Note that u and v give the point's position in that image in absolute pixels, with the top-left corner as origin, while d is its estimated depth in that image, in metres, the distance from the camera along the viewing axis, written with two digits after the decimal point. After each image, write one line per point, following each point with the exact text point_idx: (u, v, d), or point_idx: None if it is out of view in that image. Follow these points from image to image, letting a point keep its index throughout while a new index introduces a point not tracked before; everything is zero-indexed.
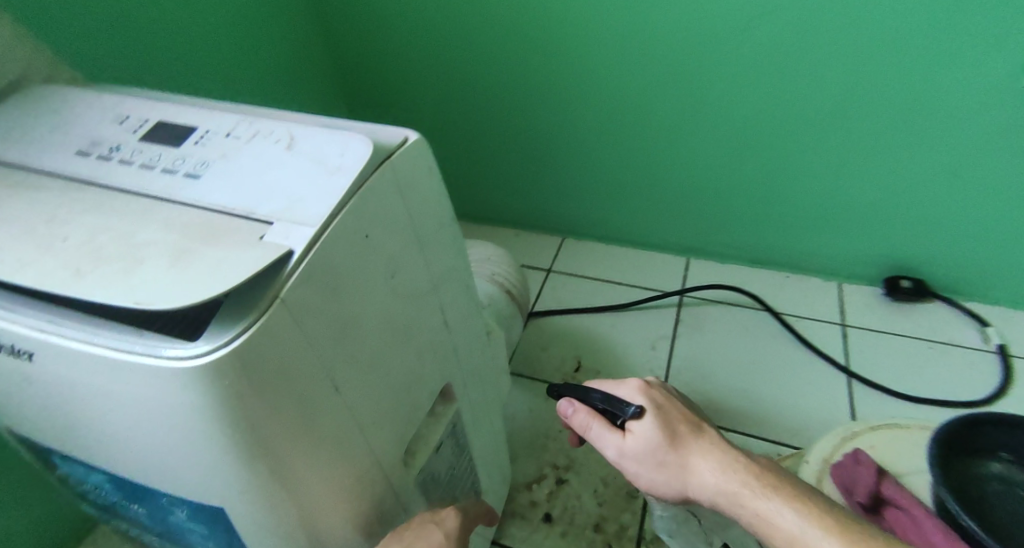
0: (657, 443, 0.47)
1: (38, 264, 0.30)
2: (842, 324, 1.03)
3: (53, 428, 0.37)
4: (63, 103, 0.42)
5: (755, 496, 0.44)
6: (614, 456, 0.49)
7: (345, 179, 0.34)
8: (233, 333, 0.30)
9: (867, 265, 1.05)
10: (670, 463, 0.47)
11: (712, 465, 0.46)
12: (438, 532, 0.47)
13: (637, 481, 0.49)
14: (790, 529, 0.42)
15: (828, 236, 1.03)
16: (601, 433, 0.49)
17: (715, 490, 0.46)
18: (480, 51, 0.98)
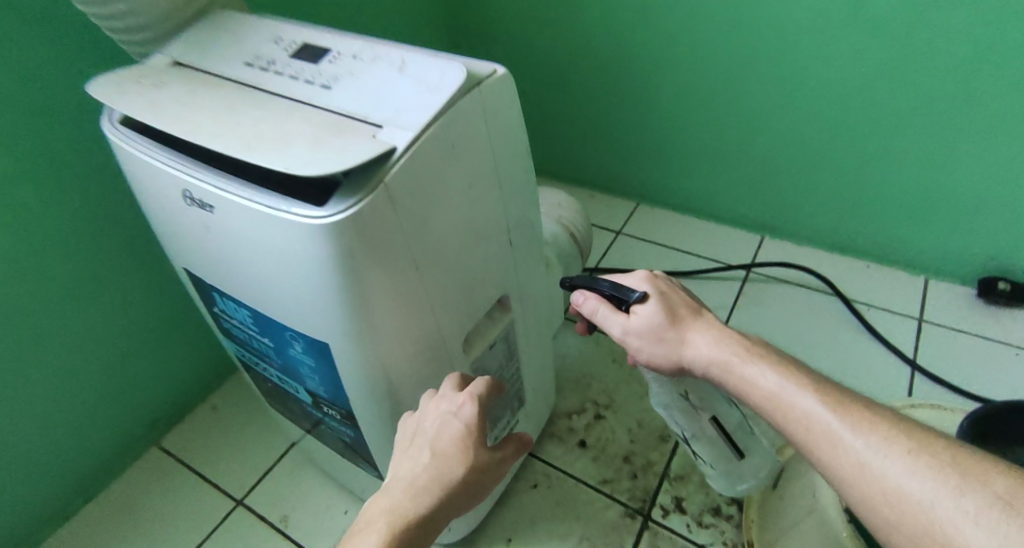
0: (658, 320, 0.51)
1: (220, 137, 0.41)
2: (919, 319, 1.03)
3: (218, 267, 0.50)
4: (234, 25, 0.54)
5: (744, 362, 0.47)
6: (618, 336, 0.53)
7: (441, 97, 0.43)
8: (349, 203, 0.40)
9: (957, 263, 1.04)
10: (669, 340, 0.51)
11: (708, 339, 0.50)
12: (456, 426, 0.47)
13: (640, 360, 0.53)
14: (775, 388, 0.45)
15: (912, 226, 1.03)
16: (607, 314, 0.53)
17: (709, 359, 0.49)
18: (580, 9, 1.06)
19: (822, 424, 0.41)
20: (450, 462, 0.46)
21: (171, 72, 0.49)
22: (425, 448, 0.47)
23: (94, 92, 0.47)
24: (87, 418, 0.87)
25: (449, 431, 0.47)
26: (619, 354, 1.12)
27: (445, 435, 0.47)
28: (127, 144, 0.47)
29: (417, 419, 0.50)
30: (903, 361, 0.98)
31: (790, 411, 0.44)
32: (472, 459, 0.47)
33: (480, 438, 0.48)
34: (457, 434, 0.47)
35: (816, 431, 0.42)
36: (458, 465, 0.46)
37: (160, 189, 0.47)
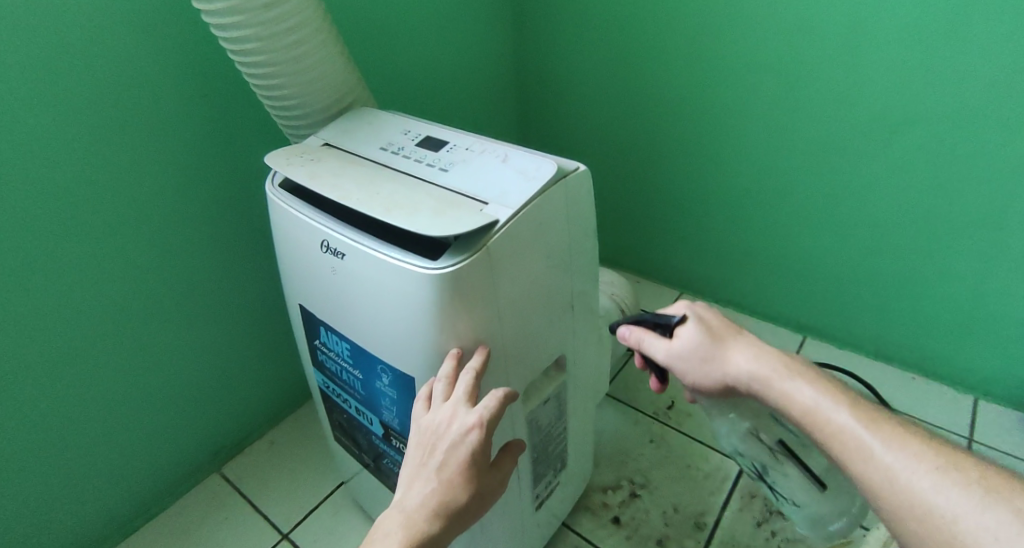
0: (698, 341, 0.57)
1: (364, 202, 0.53)
2: (969, 439, 1.05)
3: (333, 305, 0.61)
4: (374, 119, 0.72)
5: (779, 378, 0.52)
6: (664, 358, 0.59)
7: (536, 184, 0.54)
8: (457, 260, 0.50)
9: (1002, 383, 1.07)
10: (710, 358, 0.57)
11: (746, 356, 0.55)
12: (465, 450, 0.49)
13: (688, 380, 0.59)
14: (807, 399, 0.50)
15: (957, 342, 1.08)
16: (653, 340, 0.59)
17: (749, 375, 0.54)
18: (644, 121, 1.20)
19: (855, 435, 0.46)
20: (455, 487, 0.49)
21: (325, 151, 0.66)
22: (437, 465, 0.49)
23: (271, 163, 0.63)
24: (170, 436, 0.97)
25: (456, 456, 0.49)
26: (657, 436, 1.17)
27: (451, 458, 0.49)
28: (285, 203, 0.61)
29: (431, 426, 0.51)
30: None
31: (819, 416, 0.49)
32: (469, 487, 0.50)
33: (480, 464, 0.50)
34: (463, 459, 0.49)
35: (847, 443, 0.47)
36: (460, 493, 0.49)
37: (304, 238, 0.60)
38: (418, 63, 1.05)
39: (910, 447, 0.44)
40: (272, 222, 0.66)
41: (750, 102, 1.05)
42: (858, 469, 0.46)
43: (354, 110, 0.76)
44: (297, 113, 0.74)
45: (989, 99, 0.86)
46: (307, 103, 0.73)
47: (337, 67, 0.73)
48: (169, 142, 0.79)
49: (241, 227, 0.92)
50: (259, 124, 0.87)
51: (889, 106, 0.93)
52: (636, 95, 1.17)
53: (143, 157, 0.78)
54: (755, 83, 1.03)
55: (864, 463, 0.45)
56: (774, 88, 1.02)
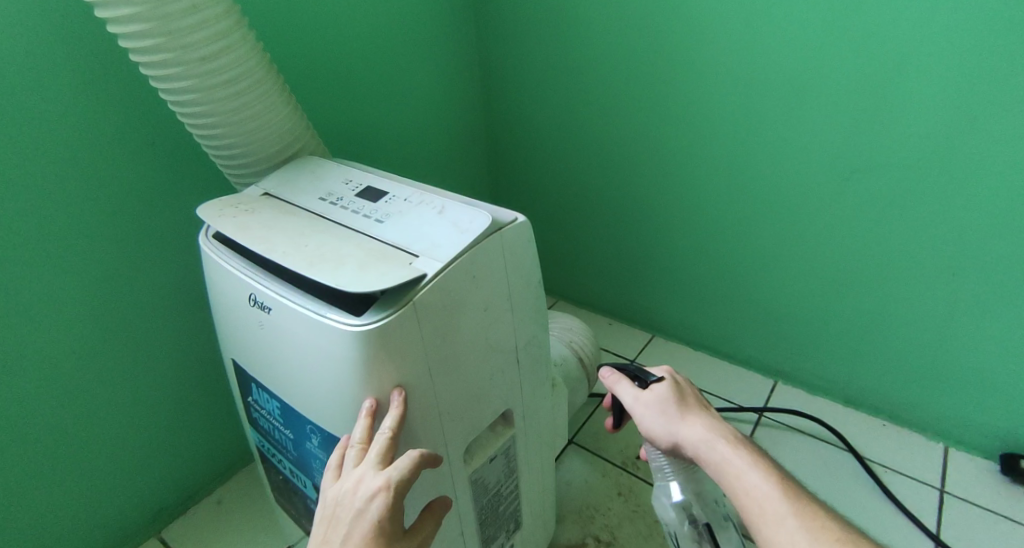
0: (667, 397, 0.62)
1: (289, 256, 0.51)
2: (941, 489, 1.02)
3: (263, 361, 0.58)
4: (318, 168, 0.70)
5: (726, 447, 0.56)
6: (629, 404, 0.64)
7: (469, 236, 0.52)
8: (382, 316, 0.47)
9: (970, 430, 1.06)
10: (668, 416, 0.61)
11: (702, 424, 0.59)
12: (370, 518, 0.46)
13: (641, 427, 0.62)
14: (743, 468, 0.54)
15: (923, 388, 1.08)
16: (626, 386, 0.64)
17: (699, 437, 0.58)
18: (609, 166, 1.21)
19: (775, 504, 0.52)
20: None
21: (263, 201, 0.64)
22: (339, 542, 0.46)
23: (203, 215, 0.60)
24: (107, 497, 0.91)
25: (361, 527, 0.45)
26: (625, 488, 1.13)
27: (356, 532, 0.45)
28: (215, 255, 0.59)
29: (336, 497, 0.48)
30: (925, 534, 0.96)
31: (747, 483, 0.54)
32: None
33: (392, 532, 0.46)
34: (369, 528, 0.45)
35: (766, 508, 0.52)
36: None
37: (233, 291, 0.57)
38: (379, 109, 1.05)
39: (823, 521, 0.50)
40: (205, 274, 0.63)
41: (710, 149, 1.07)
42: (772, 535, 0.51)
43: (299, 158, 0.74)
44: (242, 163, 0.73)
45: (935, 149, 0.88)
46: (252, 153, 0.72)
47: (284, 117, 0.72)
48: (113, 187, 0.77)
49: (188, 275, 0.89)
50: (212, 169, 0.86)
51: (843, 152, 0.95)
52: (601, 141, 1.19)
53: (84, 204, 0.75)
54: (714, 131, 1.05)
55: (779, 528, 0.51)
56: (732, 136, 1.03)
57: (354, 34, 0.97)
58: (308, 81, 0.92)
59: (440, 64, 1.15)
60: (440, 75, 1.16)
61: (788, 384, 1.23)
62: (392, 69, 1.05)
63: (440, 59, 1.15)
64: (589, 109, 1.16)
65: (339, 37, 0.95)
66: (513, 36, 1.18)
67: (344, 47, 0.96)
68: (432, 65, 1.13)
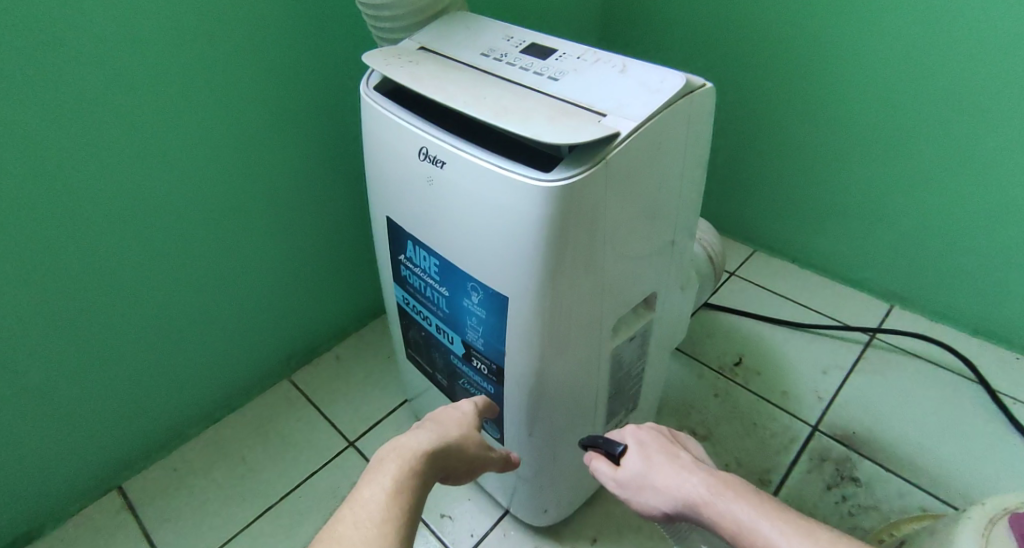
0: (638, 469, 0.55)
1: (472, 105, 0.49)
2: None
3: (426, 217, 0.58)
4: (473, 24, 0.66)
5: (706, 503, 0.48)
6: (618, 490, 0.58)
7: (661, 97, 0.48)
8: (572, 173, 0.45)
9: None
10: (651, 485, 0.53)
11: (677, 482, 0.51)
12: (459, 413, 0.59)
13: (639, 509, 0.56)
14: (732, 524, 0.46)
15: None
16: (605, 472, 0.58)
17: (679, 501, 0.50)
18: (746, 56, 1.09)
19: None
20: (451, 427, 0.56)
21: (422, 54, 0.61)
22: (432, 420, 0.57)
23: (368, 62, 0.58)
24: (241, 341, 0.98)
25: (451, 414, 0.59)
26: (722, 390, 1.07)
27: (446, 416, 0.58)
28: (383, 108, 0.57)
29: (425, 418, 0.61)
30: None
31: (746, 535, 0.45)
32: (466, 430, 0.57)
33: (475, 426, 0.59)
34: (458, 416, 0.59)
35: None
36: (455, 431, 0.55)
37: (400, 144, 0.56)
38: None
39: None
40: (364, 127, 0.62)
41: (874, 39, 0.94)
42: None
43: (449, 16, 0.69)
44: (389, 15, 0.68)
45: None
46: (401, 4, 0.67)
47: None
48: (257, 38, 0.76)
49: (318, 139, 0.89)
50: (344, 30, 0.83)
51: None
52: (742, 26, 1.06)
53: (232, 53, 0.75)
54: (883, 18, 0.92)
55: None
56: (906, 24, 0.90)
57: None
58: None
59: None
60: None
61: (907, 309, 1.16)
62: None
63: None
64: None
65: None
66: None
67: None
68: None
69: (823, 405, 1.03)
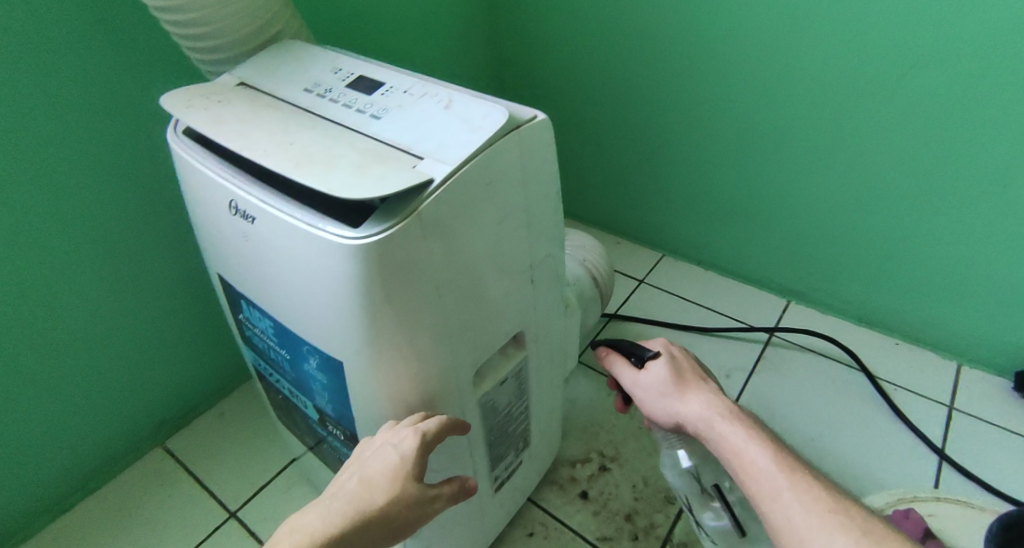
0: (663, 377, 0.58)
1: (271, 154, 0.43)
2: (949, 406, 0.97)
3: (250, 277, 0.51)
4: (302, 53, 0.59)
5: (724, 424, 0.53)
6: (631, 387, 0.61)
7: (482, 136, 0.45)
8: (381, 228, 0.41)
9: (993, 351, 0.99)
10: (664, 402, 0.57)
11: (699, 402, 0.55)
12: (394, 457, 0.49)
13: (646, 409, 0.60)
14: (738, 444, 0.51)
15: (945, 309, 1.00)
16: (623, 367, 0.61)
17: (698, 417, 0.55)
18: (625, 68, 1.07)
19: (767, 477, 0.48)
20: (375, 489, 0.48)
21: (239, 91, 0.53)
22: (359, 474, 0.49)
23: (166, 104, 0.50)
24: (97, 413, 0.88)
25: (383, 459, 0.49)
26: None
27: (378, 462, 0.49)
28: (190, 154, 0.49)
29: (368, 446, 0.51)
30: (930, 449, 0.92)
31: (738, 464, 0.51)
32: (395, 493, 0.48)
33: (415, 472, 0.49)
34: (392, 465, 0.49)
35: (763, 484, 0.49)
36: (381, 495, 0.48)
37: (208, 196, 0.49)
38: None
39: (816, 493, 0.47)
40: (180, 181, 0.53)
41: (740, 48, 0.93)
42: (768, 509, 0.48)
43: (280, 45, 0.61)
44: (210, 46, 0.58)
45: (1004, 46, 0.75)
46: (220, 33, 0.57)
47: None
48: (65, 80, 0.67)
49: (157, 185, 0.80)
50: (177, 58, 0.75)
51: (895, 49, 0.82)
52: (619, 37, 1.04)
53: (36, 98, 0.66)
54: (747, 27, 0.91)
55: (775, 503, 0.47)
56: (768, 32, 0.90)
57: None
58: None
59: None
60: None
61: (801, 304, 1.16)
62: None
63: None
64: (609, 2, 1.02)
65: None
66: None
67: None
68: None
69: None
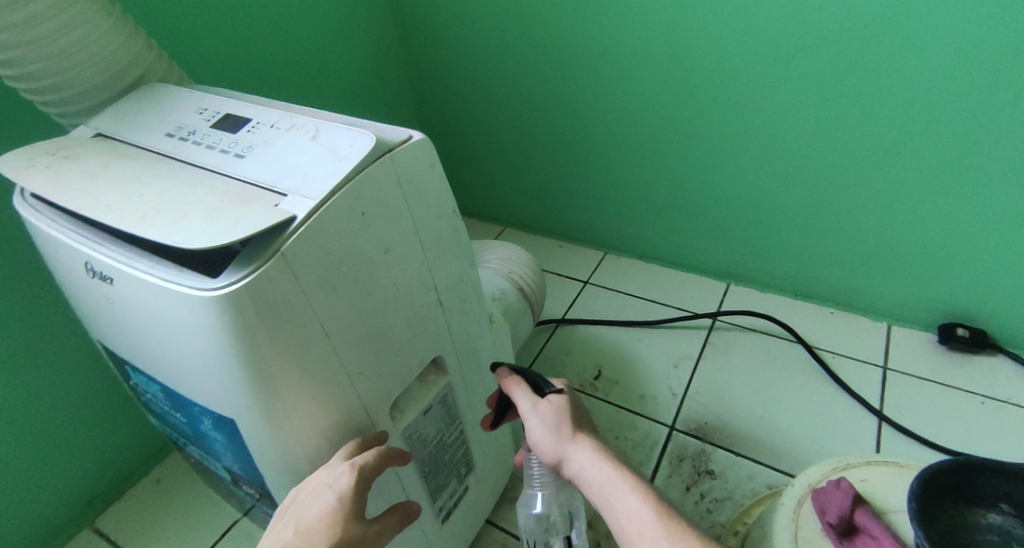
0: (563, 411, 0.54)
1: (117, 211, 0.40)
2: (884, 366, 0.99)
3: (127, 341, 0.47)
4: (165, 96, 0.54)
5: (614, 471, 0.49)
6: (525, 413, 0.56)
7: (347, 165, 0.43)
8: (241, 274, 0.39)
9: (917, 308, 1.01)
10: (552, 437, 0.53)
11: (591, 446, 0.51)
12: (331, 497, 0.46)
13: (532, 441, 0.55)
14: (623, 492, 0.47)
15: (869, 272, 1.01)
16: (524, 391, 0.57)
17: (588, 457, 0.51)
18: (531, 73, 1.06)
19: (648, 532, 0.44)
20: (314, 536, 0.45)
21: (93, 144, 0.49)
22: (295, 520, 0.46)
23: (3, 168, 0.46)
24: (9, 506, 0.80)
25: (319, 500, 0.46)
26: None
27: (314, 504, 0.46)
28: (41, 220, 0.45)
29: (301, 487, 0.48)
30: (868, 411, 0.93)
31: (618, 515, 0.47)
32: (335, 537, 0.45)
33: (355, 510, 0.46)
34: (329, 506, 0.46)
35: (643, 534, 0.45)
36: (322, 540, 0.45)
37: (65, 262, 0.45)
38: (252, 17, 0.86)
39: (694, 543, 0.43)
40: (43, 253, 0.49)
41: (636, 42, 0.93)
42: None
43: (145, 87, 0.56)
44: (61, 96, 0.53)
45: (876, 10, 0.76)
46: (70, 81, 0.53)
47: (103, 29, 0.53)
48: None
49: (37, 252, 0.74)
50: None
51: (780, 24, 0.82)
52: (522, 43, 1.03)
53: None
54: (641, 16, 0.90)
55: None
56: (662, 21, 0.89)
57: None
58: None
59: None
60: None
61: (740, 285, 1.16)
62: None
63: None
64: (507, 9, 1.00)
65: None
66: None
67: None
68: None
69: (677, 401, 0.99)
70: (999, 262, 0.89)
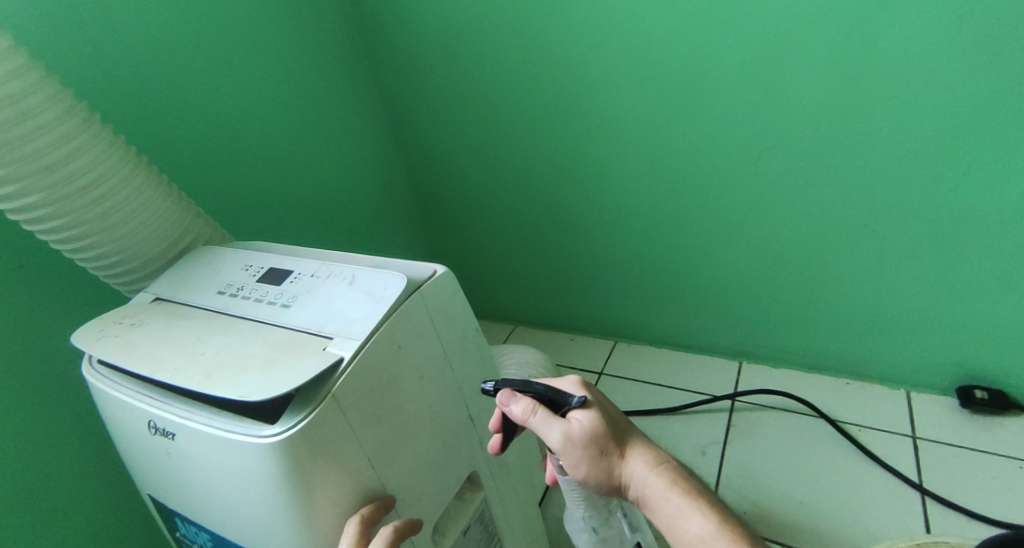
0: (598, 430, 0.51)
1: (184, 371, 0.44)
2: (912, 436, 0.99)
3: (181, 492, 0.50)
4: (212, 257, 0.60)
5: (676, 492, 0.49)
6: (555, 444, 0.52)
7: (383, 305, 0.47)
8: (296, 419, 0.42)
9: (931, 372, 1.02)
10: (599, 463, 0.51)
11: (640, 462, 0.51)
12: None
13: (572, 467, 0.52)
14: (691, 517, 0.48)
15: (878, 341, 1.03)
16: (546, 417, 0.51)
17: (642, 482, 0.50)
18: (528, 188, 1.13)
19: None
20: None
21: (151, 308, 0.54)
22: None
23: (78, 340, 0.51)
24: None
25: None
26: None
27: None
28: (108, 385, 0.49)
29: None
30: (908, 485, 0.92)
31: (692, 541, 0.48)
32: None
33: None
34: None
35: None
36: None
37: (128, 421, 0.49)
38: (270, 167, 0.93)
39: None
40: (103, 415, 0.52)
41: (623, 153, 1.00)
42: None
43: (193, 250, 0.62)
44: (122, 267, 0.59)
45: (838, 111, 0.83)
46: (131, 253, 0.59)
47: (160, 205, 0.60)
48: None
49: None
50: None
51: (754, 129, 0.89)
52: (517, 162, 1.10)
53: None
54: (625, 131, 0.97)
55: None
56: (645, 134, 0.96)
57: (217, 100, 0.84)
58: (173, 155, 0.80)
59: (338, 109, 1.04)
60: (337, 122, 1.05)
61: (753, 363, 1.17)
62: (275, 119, 0.93)
63: (337, 102, 1.04)
64: (500, 135, 1.08)
65: (193, 102, 0.81)
66: (401, 65, 1.07)
67: (211, 108, 0.84)
68: (334, 109, 1.04)
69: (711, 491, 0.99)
70: (1002, 320, 0.92)
